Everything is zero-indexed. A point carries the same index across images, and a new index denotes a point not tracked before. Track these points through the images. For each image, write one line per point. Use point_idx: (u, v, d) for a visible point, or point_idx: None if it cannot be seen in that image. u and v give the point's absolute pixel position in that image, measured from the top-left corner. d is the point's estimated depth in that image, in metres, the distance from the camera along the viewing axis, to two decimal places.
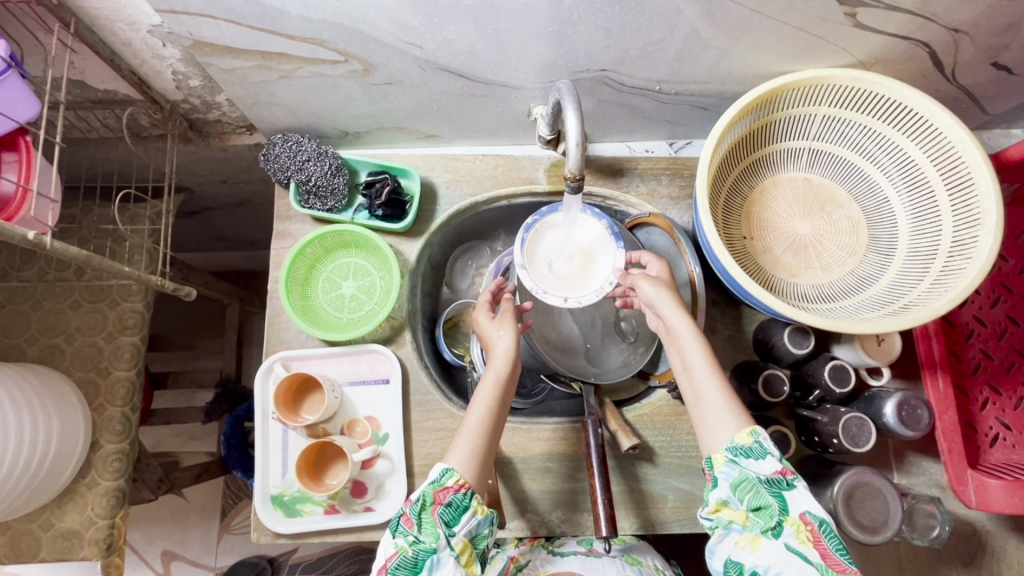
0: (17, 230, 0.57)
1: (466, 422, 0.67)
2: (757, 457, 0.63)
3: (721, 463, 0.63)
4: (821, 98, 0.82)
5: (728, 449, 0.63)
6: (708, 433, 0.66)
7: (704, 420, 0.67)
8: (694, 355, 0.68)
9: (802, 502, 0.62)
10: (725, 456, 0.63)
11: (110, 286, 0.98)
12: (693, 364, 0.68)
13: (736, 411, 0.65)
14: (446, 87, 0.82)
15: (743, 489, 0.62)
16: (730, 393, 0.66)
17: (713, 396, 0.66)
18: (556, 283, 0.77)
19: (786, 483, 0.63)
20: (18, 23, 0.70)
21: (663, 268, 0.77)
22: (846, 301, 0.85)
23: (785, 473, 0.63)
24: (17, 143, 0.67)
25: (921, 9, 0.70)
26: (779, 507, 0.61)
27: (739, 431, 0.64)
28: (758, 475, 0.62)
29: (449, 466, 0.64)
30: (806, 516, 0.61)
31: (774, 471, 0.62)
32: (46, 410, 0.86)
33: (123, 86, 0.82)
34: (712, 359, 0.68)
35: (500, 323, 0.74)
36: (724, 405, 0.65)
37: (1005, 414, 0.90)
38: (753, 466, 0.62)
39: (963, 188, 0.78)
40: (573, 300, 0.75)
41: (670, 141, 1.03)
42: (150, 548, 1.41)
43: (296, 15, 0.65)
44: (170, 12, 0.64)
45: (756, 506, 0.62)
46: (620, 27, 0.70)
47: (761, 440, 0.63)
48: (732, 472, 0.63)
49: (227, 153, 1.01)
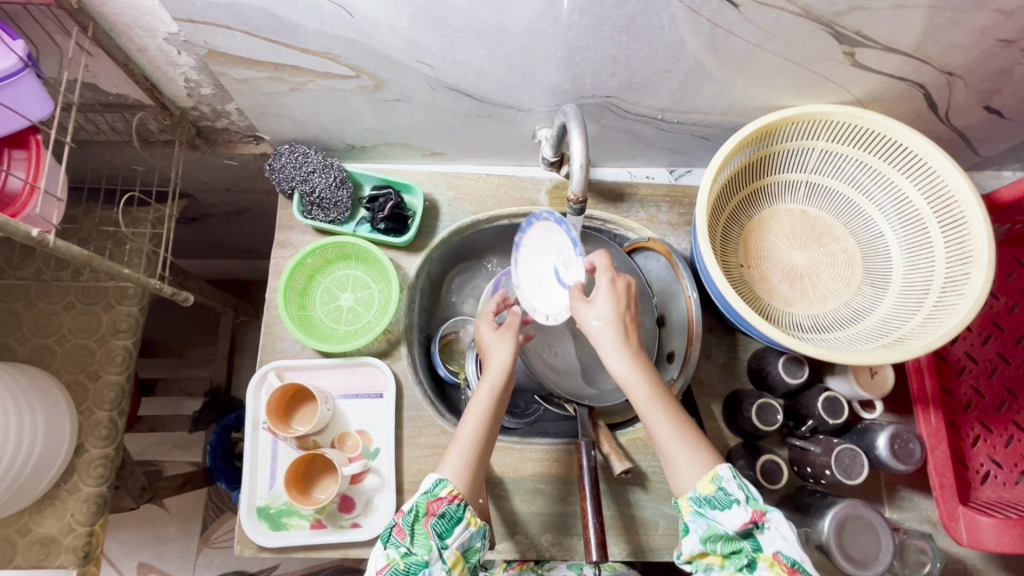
0: (22, 227, 0.57)
1: (458, 433, 0.68)
2: (722, 507, 0.61)
3: (688, 512, 0.62)
4: (820, 133, 0.84)
5: (693, 498, 0.62)
6: (673, 476, 0.65)
7: (667, 463, 0.65)
8: (642, 398, 0.66)
9: (775, 542, 0.60)
10: (691, 506, 0.62)
11: (107, 288, 0.97)
12: (642, 407, 0.66)
13: (698, 455, 0.64)
14: (454, 107, 0.83)
15: (714, 540, 0.61)
16: (687, 436, 0.65)
17: (669, 440, 0.65)
18: (543, 299, 0.79)
19: (758, 528, 0.61)
20: (36, 24, 0.71)
21: (609, 289, 0.70)
22: (840, 332, 0.86)
23: (756, 518, 0.60)
24: (28, 141, 0.67)
25: (916, 52, 0.72)
26: (750, 549, 0.60)
27: (700, 479, 0.62)
28: (726, 527, 0.61)
29: (443, 476, 0.64)
30: (779, 556, 0.59)
31: (743, 521, 0.60)
32: (32, 411, 0.85)
33: (135, 91, 0.83)
34: (662, 401, 0.66)
35: (499, 337, 0.75)
36: (681, 449, 0.64)
37: (995, 452, 0.90)
38: (720, 517, 0.61)
39: (956, 226, 0.79)
40: (551, 317, 0.77)
41: (671, 168, 1.05)
42: (125, 559, 1.37)
43: (312, 30, 0.66)
44: (188, 20, 0.65)
45: (732, 550, 0.61)
46: (627, 56, 0.72)
47: (724, 486, 0.61)
48: (701, 523, 0.61)
49: (233, 162, 1.01)
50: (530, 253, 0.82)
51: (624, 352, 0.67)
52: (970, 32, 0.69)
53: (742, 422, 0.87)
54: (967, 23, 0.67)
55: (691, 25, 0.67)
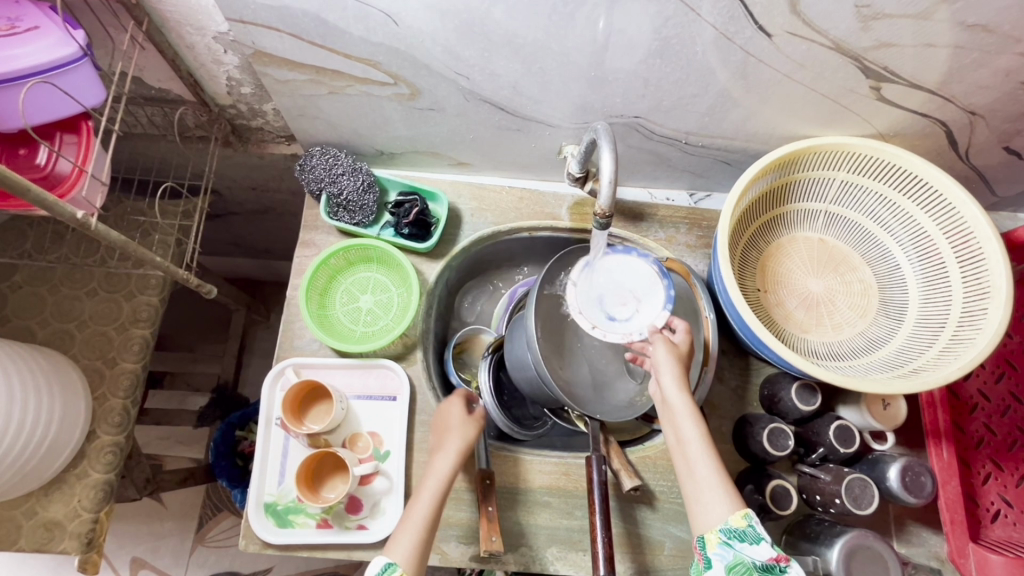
0: (70, 209, 0.60)
1: (411, 512, 0.70)
2: (751, 542, 0.61)
3: (714, 544, 0.62)
4: (840, 164, 0.86)
5: (722, 530, 0.62)
6: (701, 512, 0.65)
7: (696, 496, 0.66)
8: (690, 433, 0.68)
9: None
10: (719, 537, 0.62)
11: (130, 277, 0.99)
12: (687, 442, 0.68)
13: (728, 492, 0.64)
14: (485, 118, 0.85)
15: (737, 572, 0.61)
16: (724, 474, 0.66)
17: (706, 475, 0.66)
18: (594, 311, 0.79)
19: (779, 569, 0.62)
20: (94, 18, 0.74)
21: (687, 340, 0.78)
22: (855, 360, 0.87)
23: (779, 558, 0.62)
24: (79, 127, 0.71)
25: (941, 89, 0.74)
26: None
27: (731, 513, 0.63)
28: (753, 560, 0.61)
29: (392, 560, 0.66)
30: None
31: (769, 557, 0.61)
32: (51, 393, 0.85)
33: (178, 86, 0.86)
34: (707, 436, 0.68)
35: (468, 422, 0.80)
36: (715, 483, 0.65)
37: (1006, 491, 0.90)
38: (748, 550, 0.61)
39: (974, 262, 0.80)
40: (597, 330, 0.77)
41: (690, 192, 1.07)
42: (119, 553, 1.36)
43: (356, 37, 0.69)
44: (239, 21, 0.67)
45: None
46: (659, 79, 0.74)
47: (755, 524, 0.62)
48: (726, 554, 0.61)
49: (263, 160, 1.04)
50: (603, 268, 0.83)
51: (682, 385, 0.71)
52: (994, 74, 0.70)
53: (753, 446, 0.86)
54: (991, 64, 0.69)
55: (721, 53, 0.69)
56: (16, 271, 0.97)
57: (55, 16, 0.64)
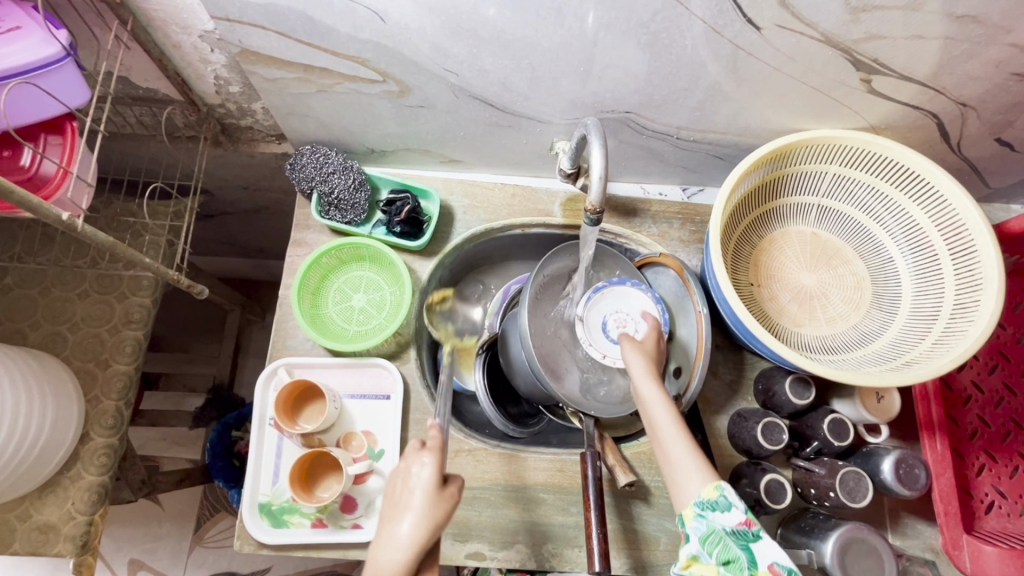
0: (55, 211, 0.60)
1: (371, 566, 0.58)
2: (723, 510, 0.61)
3: (690, 518, 0.62)
4: (833, 157, 0.86)
5: (695, 504, 0.62)
6: (679, 490, 0.64)
7: (672, 474, 0.65)
8: (660, 415, 0.67)
9: (769, 553, 0.60)
10: (694, 511, 0.62)
11: (121, 279, 0.98)
12: (657, 424, 0.67)
13: (702, 466, 0.63)
14: (476, 115, 0.85)
15: (711, 542, 0.61)
16: (697, 448, 0.65)
17: (679, 453, 0.65)
18: (603, 340, 0.86)
19: (752, 535, 0.61)
20: (79, 17, 0.73)
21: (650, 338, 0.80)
22: (848, 354, 0.86)
23: (750, 523, 0.61)
24: (64, 127, 0.71)
25: (931, 82, 0.74)
26: (747, 560, 0.60)
27: (704, 486, 0.62)
28: (724, 527, 0.61)
29: None
30: (775, 567, 0.59)
31: (738, 522, 0.61)
32: (43, 397, 0.85)
33: (166, 86, 0.86)
34: (675, 416, 0.67)
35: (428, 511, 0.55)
36: (687, 458, 0.64)
37: (1000, 482, 0.91)
38: (719, 519, 0.61)
39: (966, 254, 0.80)
40: (609, 359, 0.84)
41: (683, 187, 1.07)
42: (117, 554, 1.36)
43: (344, 34, 0.68)
44: (225, 20, 0.67)
45: (726, 559, 0.60)
46: (649, 73, 0.73)
47: (727, 493, 0.61)
48: (700, 526, 0.61)
49: (254, 159, 1.04)
50: (607, 296, 0.88)
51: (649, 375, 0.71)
52: (985, 65, 0.70)
53: (747, 440, 0.86)
54: (982, 56, 0.69)
55: (712, 47, 0.69)
56: (8, 274, 0.97)
57: (37, 15, 0.64)
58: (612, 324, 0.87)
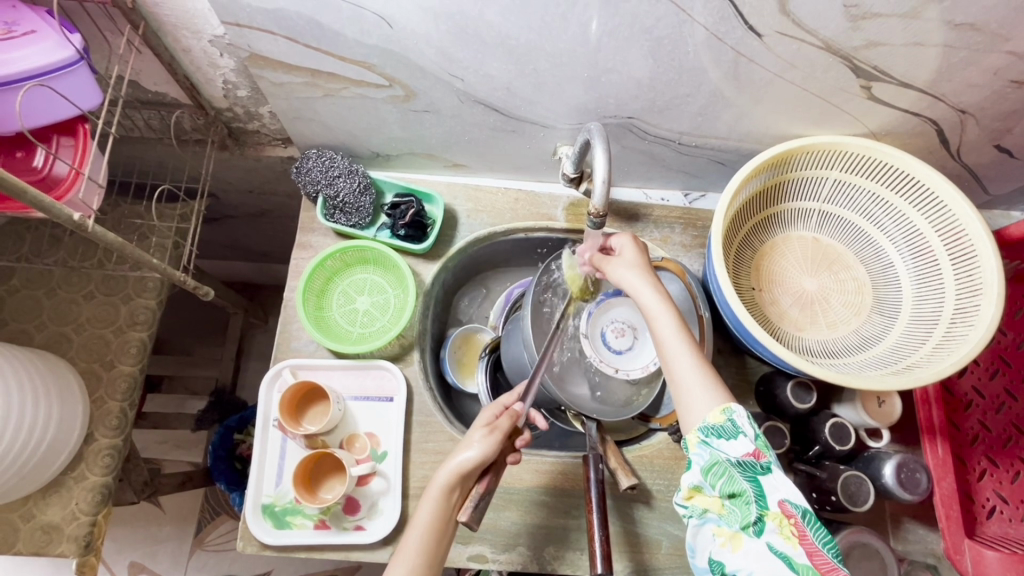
0: (67, 210, 0.61)
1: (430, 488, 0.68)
2: (729, 437, 0.60)
3: (694, 444, 0.60)
4: (833, 163, 0.87)
5: (700, 430, 0.61)
6: (686, 412, 0.63)
7: (681, 396, 0.64)
8: (669, 336, 0.65)
9: (780, 489, 0.59)
10: (697, 437, 0.60)
11: (127, 281, 0.99)
12: (668, 345, 0.65)
13: (714, 387, 0.63)
14: (480, 120, 0.86)
15: (715, 473, 0.59)
16: (706, 368, 0.64)
17: (688, 374, 0.63)
18: (609, 354, 0.90)
19: (761, 467, 0.59)
20: (91, 22, 0.75)
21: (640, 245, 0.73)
22: (849, 358, 0.87)
23: (758, 456, 0.59)
24: (75, 129, 0.72)
25: (930, 88, 0.75)
26: (754, 493, 0.58)
27: (712, 410, 0.61)
28: (729, 457, 0.59)
29: None
30: (785, 505, 0.58)
31: (745, 453, 0.59)
32: (48, 396, 0.85)
33: (175, 89, 0.87)
34: (686, 333, 0.65)
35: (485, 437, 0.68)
36: (698, 380, 0.63)
37: (1002, 487, 0.91)
38: (724, 446, 0.59)
39: (966, 258, 0.81)
40: (621, 371, 0.88)
41: (685, 192, 1.07)
42: (118, 557, 1.35)
43: (351, 39, 0.69)
44: (234, 24, 0.68)
45: (731, 492, 0.59)
46: (652, 79, 0.74)
47: (735, 418, 0.60)
48: (704, 454, 0.60)
49: (260, 163, 1.05)
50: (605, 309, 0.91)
51: (654, 288, 0.68)
52: (983, 73, 0.71)
53: None
54: (980, 63, 0.70)
55: (713, 53, 0.70)
56: (14, 275, 0.98)
57: (53, 21, 0.65)
58: (611, 337, 0.91)
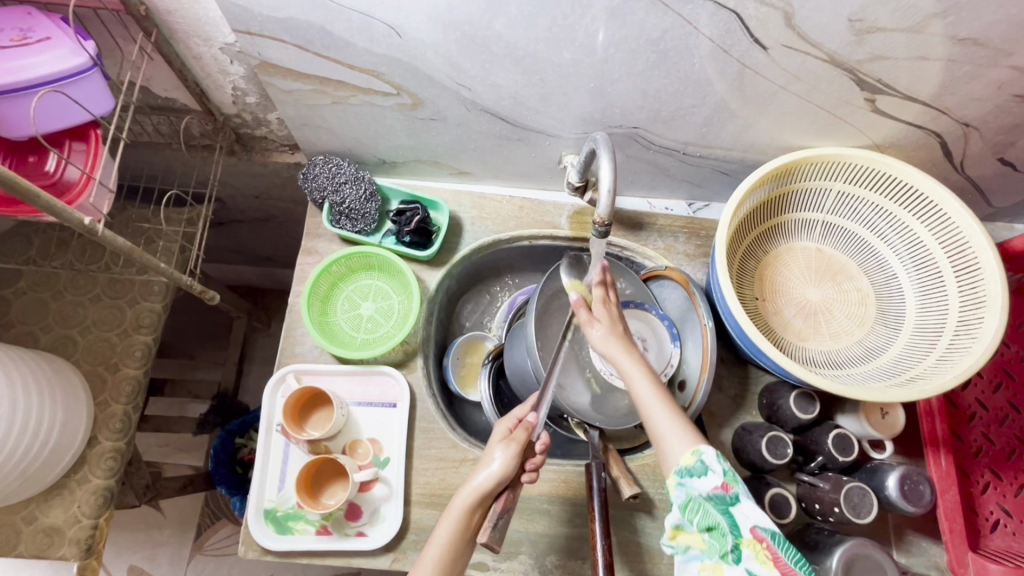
0: (78, 215, 0.61)
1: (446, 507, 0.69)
2: (700, 475, 0.61)
3: (672, 485, 0.62)
4: (837, 174, 0.87)
5: (676, 472, 0.62)
6: (663, 457, 0.65)
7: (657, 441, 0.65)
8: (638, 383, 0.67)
9: (750, 516, 0.59)
10: (674, 479, 0.62)
11: (133, 284, 1.00)
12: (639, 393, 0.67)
13: (688, 430, 0.64)
14: (486, 129, 0.86)
15: (691, 510, 0.61)
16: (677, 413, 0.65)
17: (659, 420, 0.65)
18: None
19: (732, 498, 0.60)
20: (104, 29, 0.76)
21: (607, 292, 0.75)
22: (853, 369, 0.87)
23: (728, 488, 0.60)
24: (87, 135, 0.73)
25: (934, 102, 0.76)
26: (728, 525, 0.59)
27: (684, 452, 0.62)
28: (701, 493, 0.61)
29: None
30: (756, 531, 0.58)
31: (715, 487, 0.60)
32: (53, 398, 0.86)
33: (184, 95, 0.88)
34: (653, 380, 0.68)
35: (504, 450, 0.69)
36: (670, 425, 0.64)
37: (1005, 500, 0.91)
38: (696, 485, 0.61)
39: (969, 271, 0.81)
40: None
41: (689, 202, 1.08)
42: (117, 560, 1.35)
43: (360, 48, 0.70)
44: (245, 33, 0.68)
45: (708, 525, 0.60)
46: (658, 90, 0.75)
47: (704, 458, 0.61)
48: (680, 493, 0.62)
49: (267, 169, 1.06)
50: None
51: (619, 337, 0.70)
52: (986, 86, 0.72)
53: (752, 455, 0.86)
54: (984, 77, 0.70)
55: (719, 65, 0.70)
56: (21, 277, 0.98)
57: (68, 28, 0.66)
58: None
